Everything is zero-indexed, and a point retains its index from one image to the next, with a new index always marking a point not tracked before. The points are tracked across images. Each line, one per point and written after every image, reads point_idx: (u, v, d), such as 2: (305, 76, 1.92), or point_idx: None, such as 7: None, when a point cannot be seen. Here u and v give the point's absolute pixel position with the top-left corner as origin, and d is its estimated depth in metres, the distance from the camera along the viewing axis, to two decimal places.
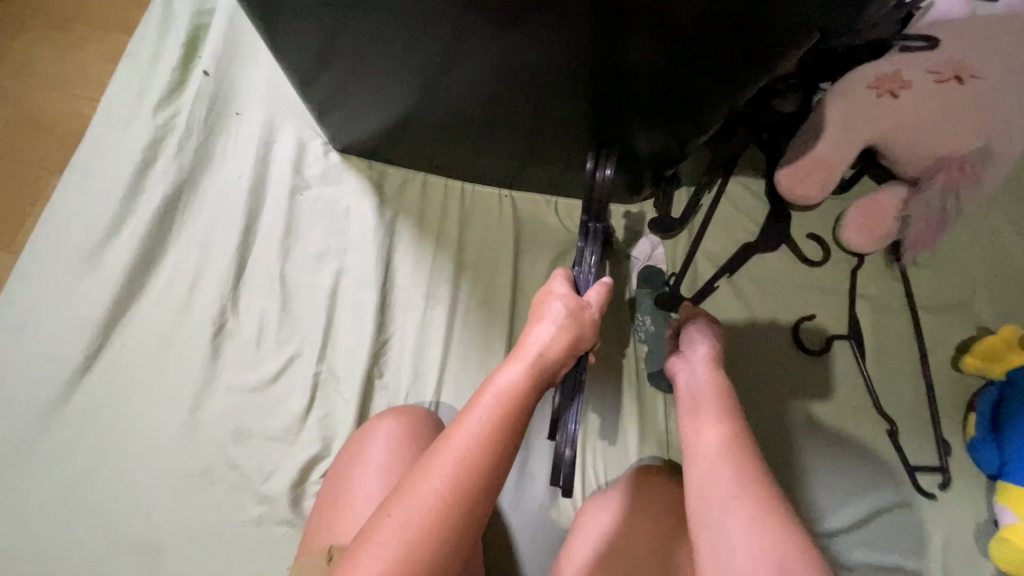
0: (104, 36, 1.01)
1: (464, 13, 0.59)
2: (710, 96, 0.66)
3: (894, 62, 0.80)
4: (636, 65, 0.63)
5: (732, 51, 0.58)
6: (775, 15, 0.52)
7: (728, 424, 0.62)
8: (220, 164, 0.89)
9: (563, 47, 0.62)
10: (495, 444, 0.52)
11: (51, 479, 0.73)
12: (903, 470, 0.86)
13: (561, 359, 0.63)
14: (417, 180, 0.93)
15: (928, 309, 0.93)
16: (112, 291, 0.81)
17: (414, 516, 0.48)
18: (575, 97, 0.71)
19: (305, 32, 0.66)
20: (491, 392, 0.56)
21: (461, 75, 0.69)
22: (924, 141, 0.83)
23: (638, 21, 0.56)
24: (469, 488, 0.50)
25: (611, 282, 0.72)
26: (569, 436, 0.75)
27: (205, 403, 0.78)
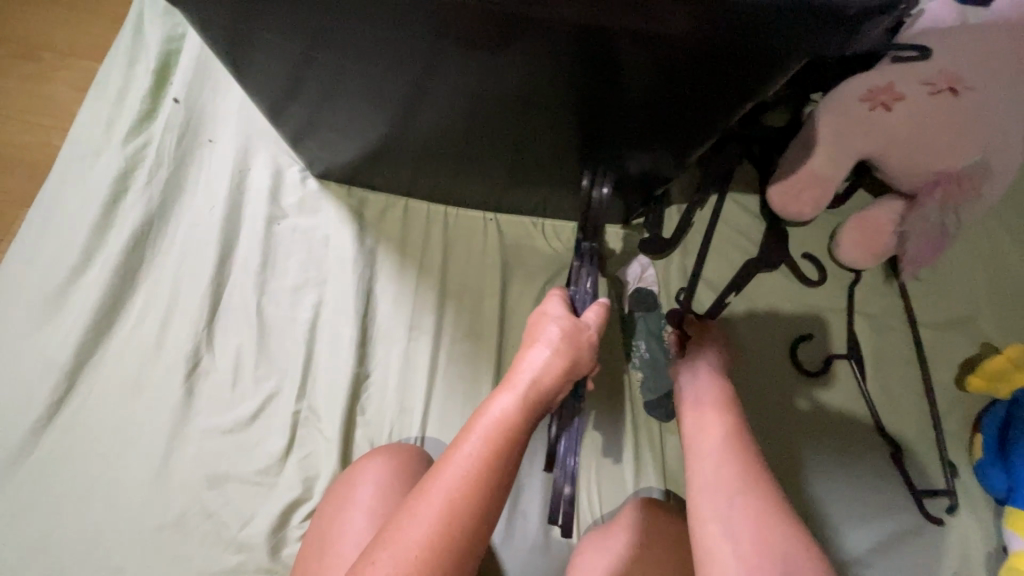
0: (73, 64, 0.98)
1: (437, 43, 0.56)
2: (699, 119, 0.64)
3: (886, 74, 0.78)
4: (623, 89, 0.60)
5: (720, 77, 0.56)
6: (765, 46, 0.50)
7: (730, 422, 0.64)
8: (193, 194, 0.86)
9: (544, 74, 0.59)
10: (485, 480, 0.50)
11: (12, 533, 0.69)
12: (908, 494, 0.82)
13: (556, 387, 0.58)
14: (399, 206, 0.90)
15: (928, 323, 0.91)
16: (80, 331, 0.77)
17: (404, 558, 0.45)
18: (560, 122, 0.68)
19: (272, 61, 0.63)
20: (483, 423, 0.53)
21: (438, 101, 0.67)
22: (920, 157, 0.80)
23: (626, 43, 0.53)
24: (459, 527, 0.47)
25: (608, 303, 0.67)
26: (568, 472, 0.67)
27: (178, 448, 0.74)
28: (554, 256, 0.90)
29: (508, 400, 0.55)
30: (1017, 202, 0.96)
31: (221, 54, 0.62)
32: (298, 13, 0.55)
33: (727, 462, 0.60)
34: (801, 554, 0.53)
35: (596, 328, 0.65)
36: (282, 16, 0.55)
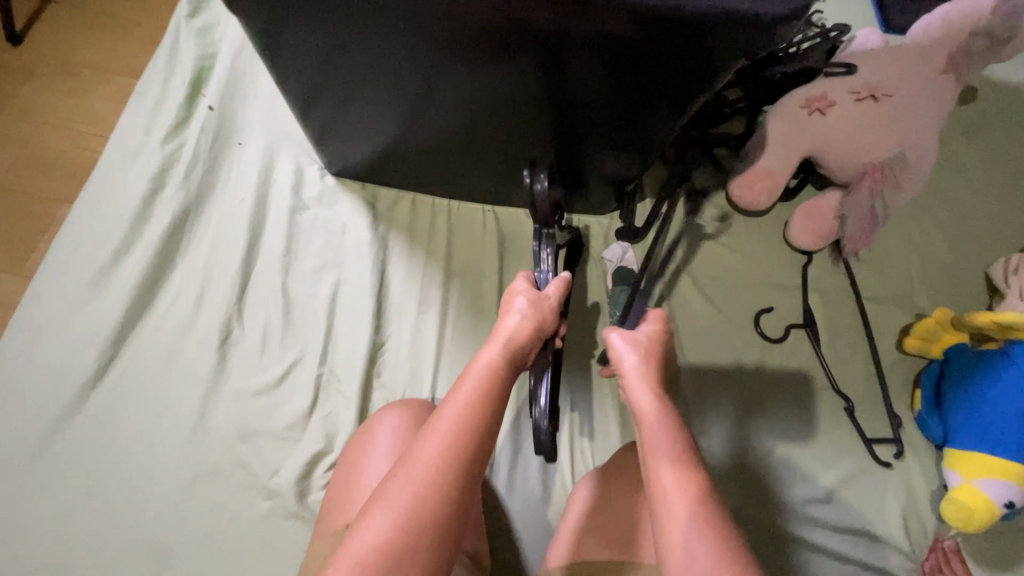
0: (110, 80, 1.09)
1: (442, 49, 0.70)
2: (655, 117, 0.78)
3: (820, 86, 0.97)
4: (590, 89, 0.75)
5: (667, 76, 0.70)
6: (700, 49, 0.64)
7: (684, 470, 0.55)
8: (224, 189, 0.96)
9: (524, 75, 0.73)
10: (482, 411, 0.57)
11: (65, 484, 0.77)
12: (862, 443, 0.93)
13: (529, 344, 0.65)
14: (406, 199, 1.01)
15: (872, 297, 1.04)
16: (121, 308, 0.86)
17: (418, 478, 0.53)
18: (540, 118, 0.82)
19: (304, 60, 0.75)
20: (472, 371, 0.60)
21: (443, 101, 0.80)
22: (853, 149, 0.95)
23: (588, 48, 0.67)
24: (461, 449, 0.55)
25: (571, 276, 0.74)
26: (545, 411, 0.77)
27: (212, 409, 0.83)
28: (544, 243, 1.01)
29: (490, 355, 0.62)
30: (939, 194, 1.11)
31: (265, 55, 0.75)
32: (332, 21, 0.67)
33: (694, 542, 0.51)
34: None
35: (558, 297, 0.72)
36: (321, 23, 0.68)
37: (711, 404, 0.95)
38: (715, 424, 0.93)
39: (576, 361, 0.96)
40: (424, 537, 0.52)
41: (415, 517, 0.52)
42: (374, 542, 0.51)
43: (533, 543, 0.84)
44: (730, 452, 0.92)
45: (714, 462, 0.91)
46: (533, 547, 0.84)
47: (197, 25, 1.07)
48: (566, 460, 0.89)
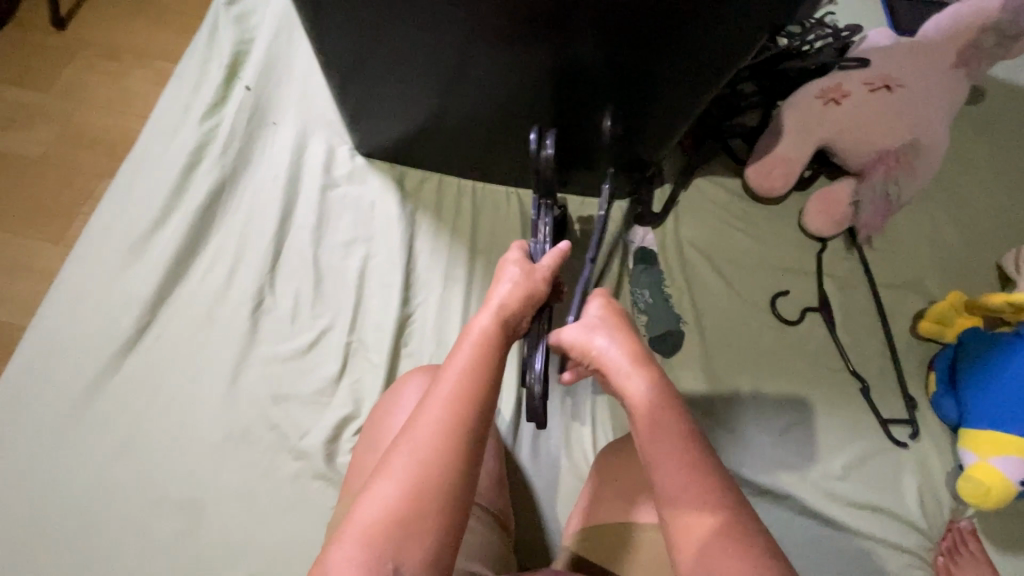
0: (149, 63, 1.13)
1: (473, 34, 0.75)
2: (673, 98, 0.83)
3: (835, 78, 0.99)
4: (610, 75, 0.79)
5: (683, 54, 0.74)
6: (713, 23, 0.69)
7: (690, 468, 0.52)
8: (258, 166, 1.00)
9: (547, 61, 0.78)
10: (487, 373, 0.52)
11: (103, 440, 0.80)
12: (878, 423, 0.95)
13: (522, 313, 0.60)
14: (433, 180, 1.05)
15: (886, 284, 1.06)
16: (159, 274, 0.89)
17: (422, 445, 0.48)
18: (562, 106, 0.87)
19: (346, 34, 0.78)
20: (464, 346, 0.54)
21: (473, 87, 0.85)
22: (868, 137, 0.98)
23: (607, 32, 0.72)
24: (467, 413, 0.50)
25: (571, 244, 0.67)
26: (540, 375, 0.70)
27: (244, 372, 0.85)
28: None
29: (480, 325, 0.56)
30: (950, 186, 1.14)
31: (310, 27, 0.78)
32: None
33: (711, 549, 0.48)
34: None
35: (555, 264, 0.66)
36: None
37: (731, 383, 0.96)
38: (734, 402, 0.94)
39: None
40: (433, 506, 0.46)
41: (421, 486, 0.47)
42: (378, 516, 0.46)
43: (555, 512, 0.85)
44: (749, 429, 0.92)
45: (736, 439, 0.92)
46: (554, 515, 0.85)
47: (235, 14, 1.11)
48: (586, 433, 0.91)
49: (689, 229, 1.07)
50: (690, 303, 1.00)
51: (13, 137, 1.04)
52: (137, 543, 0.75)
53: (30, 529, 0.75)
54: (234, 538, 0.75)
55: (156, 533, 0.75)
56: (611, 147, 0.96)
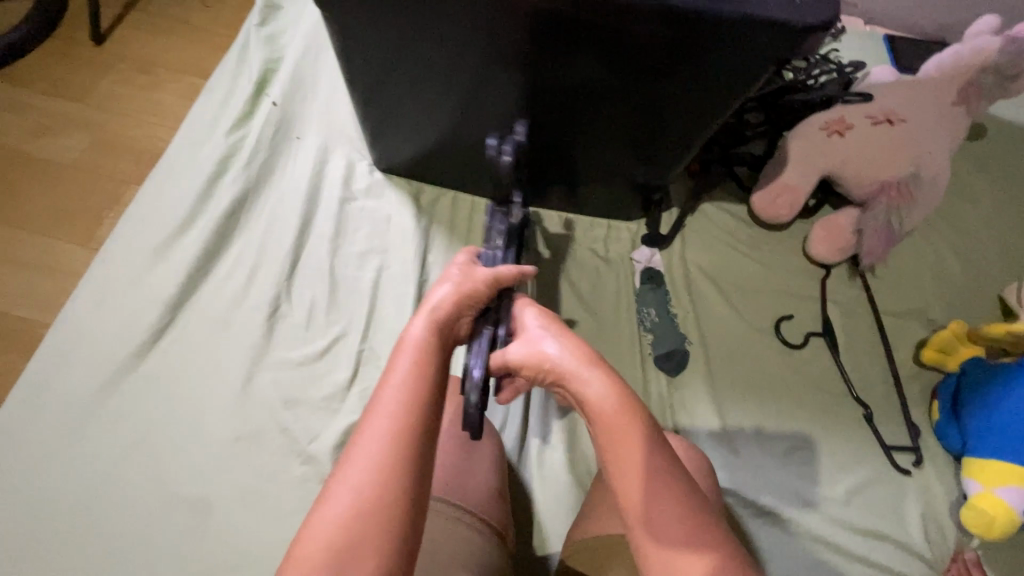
0: (180, 78, 1.18)
1: (494, 50, 0.78)
2: (683, 123, 0.86)
3: (839, 111, 1.03)
4: (622, 97, 0.83)
5: (695, 80, 0.78)
6: (725, 52, 0.72)
7: (646, 456, 0.54)
8: (280, 178, 1.03)
9: (563, 79, 0.81)
10: (428, 380, 0.55)
11: (117, 437, 0.82)
12: (881, 449, 0.95)
13: (457, 316, 0.64)
14: (448, 196, 1.08)
15: (890, 312, 1.07)
16: (180, 278, 0.92)
17: (369, 457, 0.50)
18: (575, 124, 0.90)
19: (374, 53, 0.82)
20: (405, 352, 0.57)
21: (491, 102, 0.88)
22: (871, 168, 1.01)
23: (623, 55, 0.75)
24: (412, 419, 0.52)
25: (532, 264, 0.73)
26: (477, 383, 0.66)
27: (257, 376, 0.87)
28: (569, 241, 1.08)
29: (417, 330, 0.60)
30: (953, 219, 1.16)
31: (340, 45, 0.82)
32: (406, 18, 0.75)
33: (664, 530, 0.52)
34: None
35: (502, 274, 0.70)
36: (394, 17, 0.75)
37: (734, 404, 0.97)
38: (738, 423, 0.95)
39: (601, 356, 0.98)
40: (386, 512, 0.48)
41: (374, 494, 0.48)
42: (331, 529, 0.47)
43: (554, 527, 0.86)
44: (752, 450, 0.93)
45: (739, 460, 0.92)
46: (554, 528, 0.86)
47: (265, 34, 1.17)
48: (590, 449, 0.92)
49: (696, 252, 1.09)
50: (695, 324, 1.02)
51: (46, 142, 1.08)
52: (147, 540, 0.76)
53: (41, 522, 0.76)
54: (242, 538, 0.77)
55: (166, 530, 0.77)
56: (621, 168, 0.99)
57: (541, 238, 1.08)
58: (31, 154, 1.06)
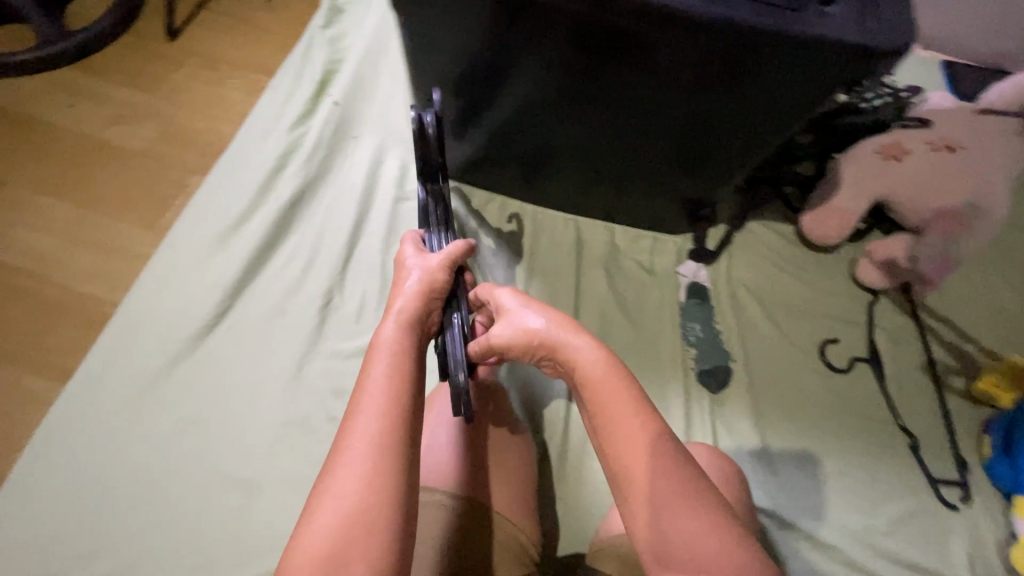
0: (245, 74, 1.23)
1: (548, 59, 0.79)
2: (730, 140, 0.87)
3: (894, 136, 1.02)
4: (668, 111, 0.84)
5: (746, 98, 0.78)
6: (782, 70, 0.72)
7: (633, 415, 0.59)
8: (338, 175, 1.07)
9: (610, 91, 0.82)
10: (408, 382, 0.58)
11: (174, 415, 0.85)
12: (926, 481, 0.93)
13: (424, 308, 0.68)
14: (498, 202, 1.11)
15: (940, 341, 1.05)
16: (239, 266, 0.95)
17: (358, 461, 0.52)
18: (618, 137, 0.91)
19: (443, 56, 0.84)
20: (380, 351, 0.60)
21: (543, 112, 0.90)
22: (926, 196, 1.00)
23: (677, 70, 0.76)
24: (398, 418, 0.55)
25: (474, 239, 0.76)
26: (461, 361, 0.72)
27: (308, 365, 0.90)
28: (615, 250, 1.08)
29: (388, 328, 0.64)
30: (1010, 251, 1.14)
31: (413, 49, 0.84)
32: (478, 25, 0.77)
33: (653, 484, 0.56)
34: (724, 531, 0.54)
35: (452, 255, 0.73)
36: (466, 21, 0.77)
37: (775, 425, 0.96)
38: (779, 444, 0.94)
39: (643, 366, 0.98)
40: (380, 512, 0.50)
41: (366, 490, 0.50)
42: (327, 533, 0.49)
43: (581, 530, 0.88)
44: (793, 472, 0.92)
45: (779, 483, 0.91)
46: (583, 531, 0.88)
47: (330, 36, 1.21)
48: None
49: (741, 269, 1.09)
50: (738, 340, 1.01)
51: (119, 130, 1.13)
52: (199, 515, 0.79)
53: (100, 492, 0.80)
54: (289, 522, 0.79)
55: (219, 507, 0.80)
56: (666, 183, 1.00)
57: (569, 245, 1.08)
58: (105, 141, 1.12)
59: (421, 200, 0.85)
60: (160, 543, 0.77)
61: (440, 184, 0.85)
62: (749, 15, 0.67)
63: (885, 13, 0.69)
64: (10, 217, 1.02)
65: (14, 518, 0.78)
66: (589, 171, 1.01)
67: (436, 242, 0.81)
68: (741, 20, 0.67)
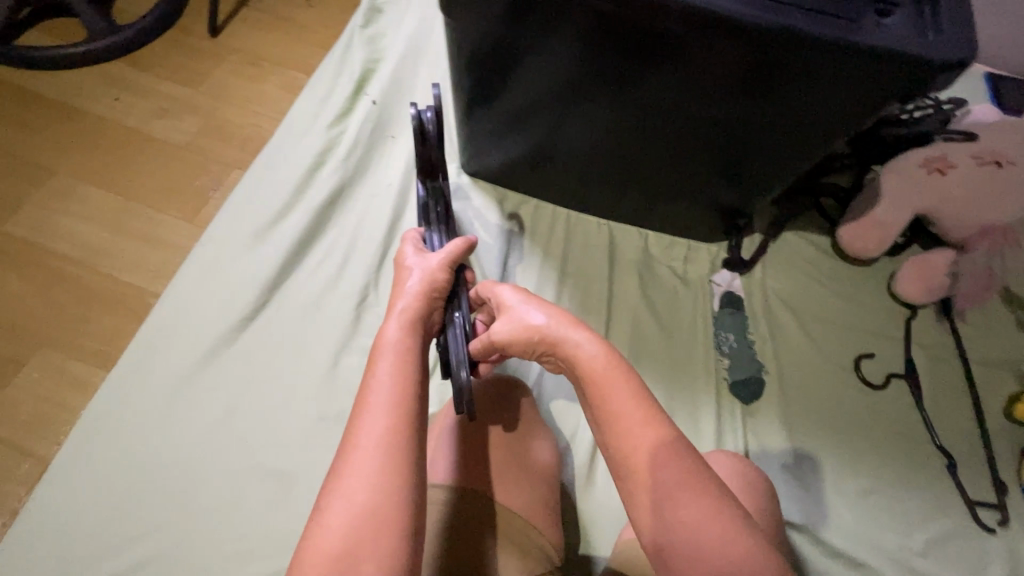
0: (285, 71, 1.25)
1: (584, 63, 0.79)
2: (765, 147, 0.86)
3: (939, 148, 0.98)
4: (702, 117, 0.83)
5: (784, 104, 0.77)
6: (824, 76, 0.71)
7: (635, 410, 0.58)
8: (374, 173, 1.08)
9: (644, 95, 0.82)
10: (413, 380, 0.59)
11: (212, 406, 0.87)
12: (963, 503, 0.91)
13: (428, 307, 0.69)
14: (531, 204, 1.11)
15: (979, 360, 1.03)
16: (277, 261, 0.97)
17: (366, 460, 0.52)
18: (650, 142, 0.91)
19: (487, 58, 0.84)
20: (383, 352, 0.61)
21: (577, 115, 0.90)
22: (972, 211, 0.99)
23: (715, 76, 0.75)
24: (404, 416, 0.55)
25: (475, 236, 0.77)
26: (463, 360, 0.73)
27: (343, 361, 0.92)
28: (647, 257, 1.09)
29: (392, 328, 0.65)
30: None
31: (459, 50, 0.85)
32: (524, 28, 0.77)
33: (657, 478, 0.55)
34: (731, 520, 0.53)
35: (452, 254, 0.74)
36: (512, 24, 0.77)
37: (807, 439, 0.94)
38: (811, 459, 0.93)
39: (674, 374, 0.98)
40: (389, 510, 0.50)
41: (376, 488, 0.51)
42: (340, 530, 0.49)
43: (603, 533, 0.87)
44: (825, 488, 0.91)
45: (810, 497, 0.90)
46: (604, 535, 0.87)
47: (368, 35, 1.23)
48: None
49: (775, 280, 1.07)
50: (772, 351, 1.00)
51: (163, 124, 1.16)
52: (237, 505, 0.81)
53: (140, 478, 0.82)
54: None
55: (256, 498, 0.82)
56: (700, 191, 0.99)
57: (602, 250, 1.08)
58: (150, 135, 1.14)
59: (422, 200, 0.87)
60: (199, 531, 0.79)
61: (438, 180, 0.88)
62: (797, 22, 0.66)
63: (945, 26, 0.68)
64: (58, 206, 1.05)
65: (58, 500, 0.80)
66: (621, 176, 1.01)
67: (436, 241, 0.82)
68: (798, 28, 0.66)
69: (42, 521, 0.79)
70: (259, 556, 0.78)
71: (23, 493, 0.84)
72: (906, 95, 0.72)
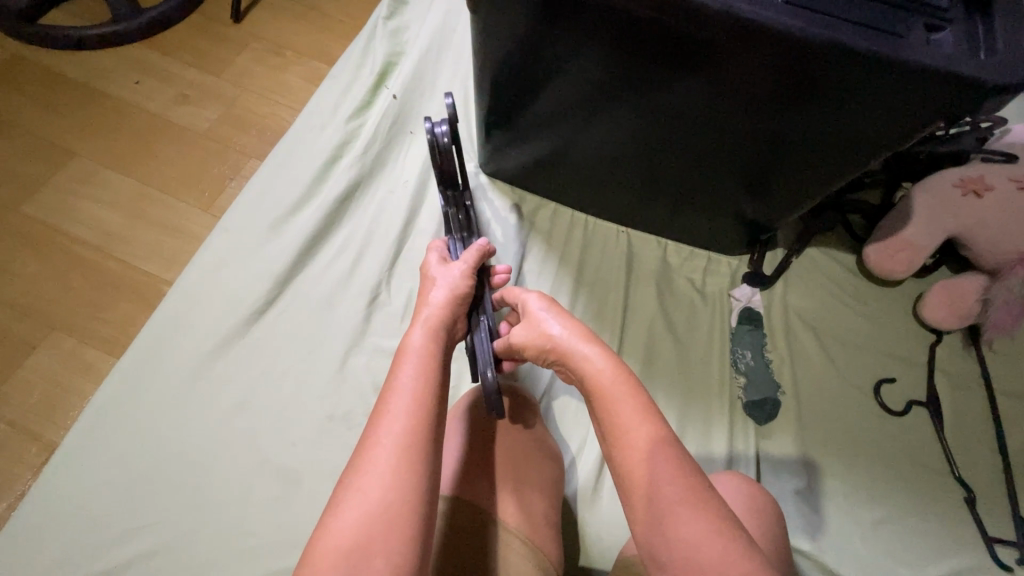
0: (307, 62, 1.24)
1: (615, 69, 0.77)
2: (796, 162, 0.83)
3: (977, 169, 0.96)
4: (733, 128, 0.80)
5: (822, 119, 0.74)
6: (867, 92, 0.68)
7: (641, 424, 0.56)
8: (392, 169, 1.07)
9: (675, 103, 0.79)
10: (433, 385, 0.57)
11: (221, 400, 0.87)
12: (982, 539, 0.88)
13: (454, 316, 0.68)
14: (548, 208, 1.10)
15: (1007, 391, 0.99)
16: (289, 255, 0.96)
17: (383, 461, 0.51)
18: (677, 151, 0.88)
19: (514, 61, 0.82)
20: (406, 356, 0.60)
21: (602, 120, 0.88)
22: (1007, 237, 0.95)
23: (751, 88, 0.72)
24: (424, 421, 0.54)
25: (490, 241, 0.76)
26: (489, 360, 0.73)
27: (351, 360, 0.91)
28: (667, 268, 1.06)
29: (418, 333, 0.63)
30: None
31: (487, 52, 0.83)
32: (555, 30, 0.74)
33: (658, 491, 0.53)
34: (732, 538, 0.51)
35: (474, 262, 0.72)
36: (542, 25, 0.74)
37: (822, 463, 0.92)
38: (826, 485, 0.90)
39: (687, 390, 0.95)
40: (403, 515, 0.49)
41: (392, 492, 0.50)
42: (350, 532, 0.48)
43: (606, 544, 0.86)
44: (838, 516, 0.88)
45: (822, 524, 0.87)
46: (605, 546, 0.86)
47: (391, 28, 1.20)
48: None
49: (795, 298, 1.04)
50: (790, 372, 0.98)
51: (183, 110, 1.15)
52: (243, 501, 0.81)
53: (147, 467, 0.82)
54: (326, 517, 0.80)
55: (261, 495, 0.81)
56: (724, 203, 0.96)
57: (619, 257, 1.06)
58: (170, 121, 1.14)
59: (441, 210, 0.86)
60: (205, 525, 0.79)
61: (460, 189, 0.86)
62: (844, 37, 0.63)
63: (1002, 47, 0.65)
64: (76, 189, 1.05)
65: (66, 486, 0.80)
66: (645, 183, 0.98)
67: (459, 251, 0.82)
68: (848, 45, 0.63)
69: (48, 505, 0.79)
70: (261, 554, 0.78)
71: (32, 476, 0.85)
72: (952, 115, 0.68)
